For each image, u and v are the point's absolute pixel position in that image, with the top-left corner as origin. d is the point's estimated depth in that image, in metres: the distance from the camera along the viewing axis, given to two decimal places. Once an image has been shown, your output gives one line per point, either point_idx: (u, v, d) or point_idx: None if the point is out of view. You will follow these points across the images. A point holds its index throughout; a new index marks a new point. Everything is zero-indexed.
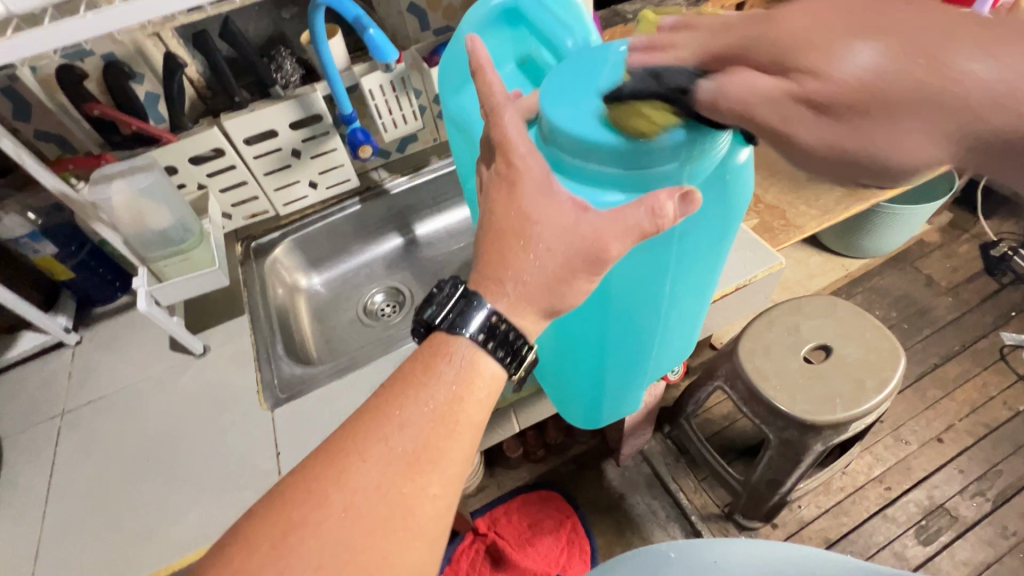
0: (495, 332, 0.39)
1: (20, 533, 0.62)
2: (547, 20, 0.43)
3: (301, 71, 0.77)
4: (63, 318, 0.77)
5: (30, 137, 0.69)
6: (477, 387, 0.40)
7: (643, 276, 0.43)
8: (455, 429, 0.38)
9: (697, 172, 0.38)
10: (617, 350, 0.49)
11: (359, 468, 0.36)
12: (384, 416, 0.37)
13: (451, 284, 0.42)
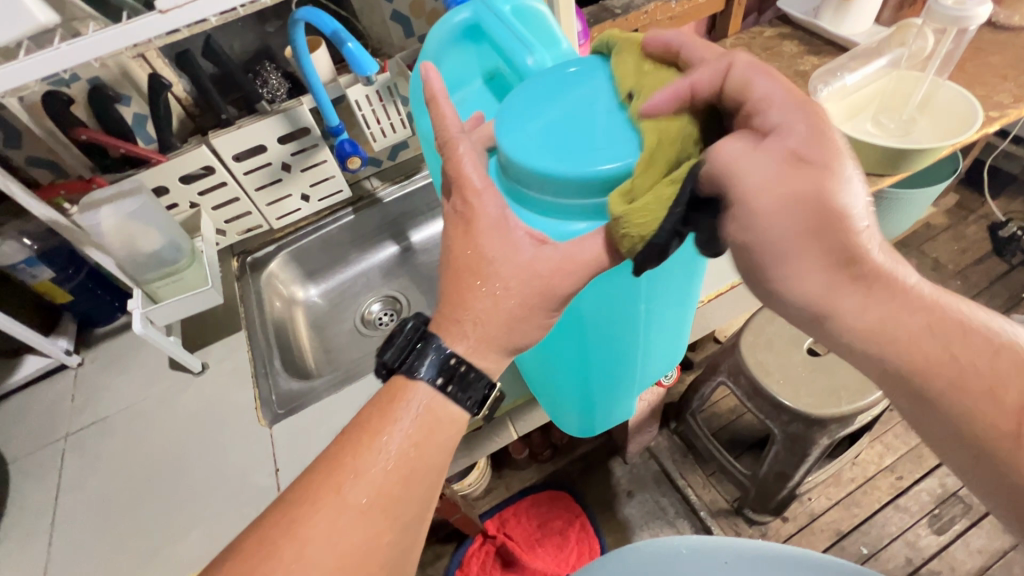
0: (455, 374, 0.39)
1: (29, 555, 0.63)
2: (506, 35, 0.42)
3: (288, 85, 0.77)
4: (65, 340, 0.78)
5: (22, 164, 0.70)
6: (438, 432, 0.39)
7: (616, 294, 0.43)
8: (412, 476, 0.38)
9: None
10: (597, 364, 0.49)
11: (312, 518, 0.36)
12: (340, 464, 0.37)
13: (409, 327, 0.40)
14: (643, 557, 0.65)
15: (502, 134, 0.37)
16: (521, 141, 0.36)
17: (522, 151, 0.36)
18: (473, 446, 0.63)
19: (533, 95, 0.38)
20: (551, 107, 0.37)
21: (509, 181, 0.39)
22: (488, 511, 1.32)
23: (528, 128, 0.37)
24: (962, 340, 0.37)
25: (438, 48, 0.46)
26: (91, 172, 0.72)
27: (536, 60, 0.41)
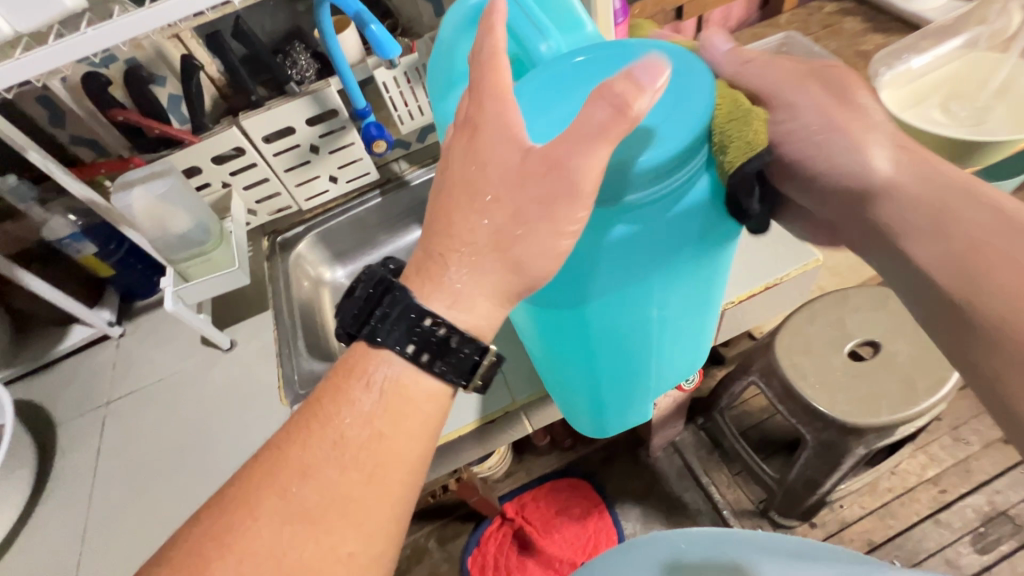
0: (428, 339, 0.37)
1: (70, 513, 0.67)
2: (521, 17, 0.38)
3: (316, 65, 0.76)
4: (107, 312, 0.82)
5: (65, 141, 0.73)
6: (405, 419, 0.38)
7: (625, 302, 0.39)
8: (375, 472, 0.37)
9: (670, 201, 0.34)
10: (607, 369, 0.45)
11: (251, 525, 0.35)
12: (288, 462, 0.37)
13: (376, 284, 0.39)
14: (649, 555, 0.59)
15: (535, 125, 0.35)
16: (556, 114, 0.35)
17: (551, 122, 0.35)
18: (489, 437, 0.64)
19: (564, 82, 0.35)
20: (587, 96, 0.34)
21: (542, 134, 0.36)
22: (508, 494, 1.34)
23: (564, 122, 0.34)
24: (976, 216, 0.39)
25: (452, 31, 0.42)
26: (130, 152, 0.74)
27: (553, 46, 0.38)
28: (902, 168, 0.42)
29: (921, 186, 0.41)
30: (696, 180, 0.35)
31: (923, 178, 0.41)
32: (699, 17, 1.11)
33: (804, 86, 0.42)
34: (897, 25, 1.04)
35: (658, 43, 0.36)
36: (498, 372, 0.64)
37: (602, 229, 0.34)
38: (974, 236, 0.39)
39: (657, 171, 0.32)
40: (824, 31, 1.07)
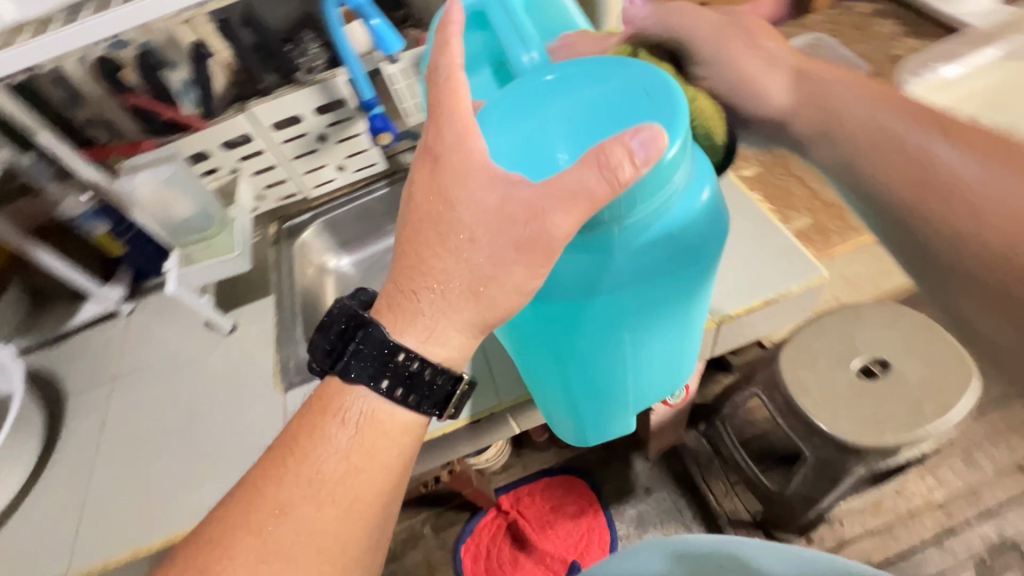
0: (401, 375, 0.38)
1: (70, 482, 0.70)
2: (506, 22, 0.38)
3: (326, 55, 0.76)
4: (117, 290, 0.85)
5: (80, 123, 0.74)
6: (380, 451, 0.39)
7: (594, 331, 0.36)
8: (350, 509, 0.39)
9: (642, 231, 0.32)
10: (581, 394, 0.43)
11: (228, 564, 0.38)
12: (264, 503, 0.39)
13: (346, 319, 0.40)
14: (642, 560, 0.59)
15: (498, 149, 0.34)
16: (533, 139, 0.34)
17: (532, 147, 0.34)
18: (476, 436, 0.64)
19: (530, 107, 0.34)
20: (554, 127, 0.34)
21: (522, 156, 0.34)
22: (504, 486, 1.34)
23: (526, 153, 0.34)
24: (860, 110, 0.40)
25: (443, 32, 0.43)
26: (141, 136, 0.76)
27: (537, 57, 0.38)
28: (794, 92, 0.42)
29: (819, 98, 0.42)
30: (668, 208, 0.33)
31: (820, 92, 0.42)
32: (725, 14, 1.07)
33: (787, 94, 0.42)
34: (935, 29, 0.99)
35: (642, 64, 0.34)
36: (487, 372, 0.64)
37: (572, 258, 0.34)
38: (865, 131, 0.39)
39: (621, 200, 0.31)
40: (856, 33, 1.02)
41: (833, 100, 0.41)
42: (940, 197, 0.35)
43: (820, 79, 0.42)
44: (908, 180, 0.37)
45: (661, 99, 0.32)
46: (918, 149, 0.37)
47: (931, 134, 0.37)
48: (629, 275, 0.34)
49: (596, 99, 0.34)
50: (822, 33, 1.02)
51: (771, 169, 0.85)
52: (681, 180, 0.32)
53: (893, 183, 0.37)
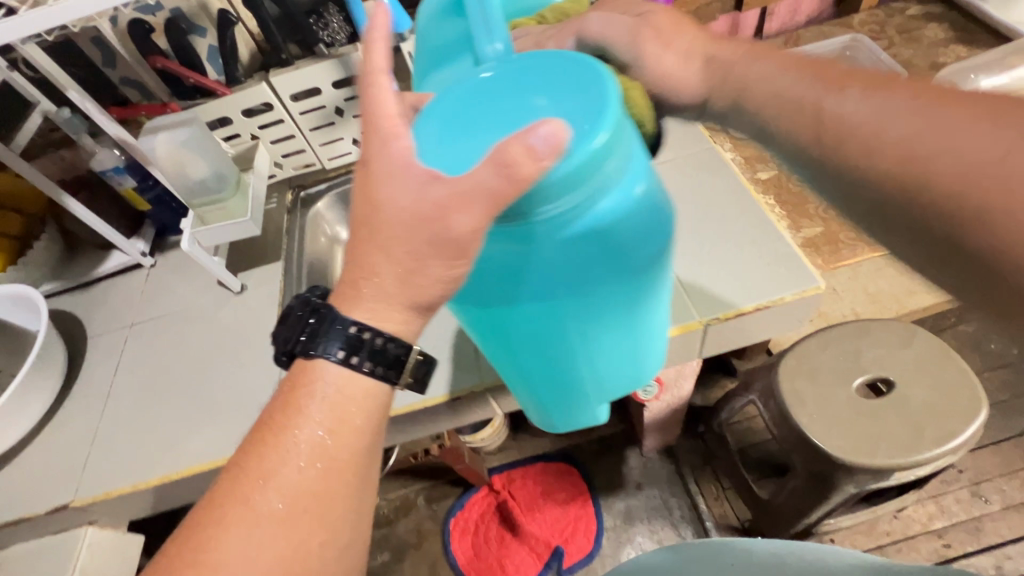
0: (359, 344, 0.39)
1: (84, 418, 0.75)
2: (478, 13, 0.38)
3: (347, 29, 0.77)
4: (142, 243, 0.90)
5: (117, 82, 0.78)
6: (353, 411, 0.40)
7: (532, 314, 0.37)
8: (332, 468, 0.39)
9: (566, 221, 0.33)
10: (531, 374, 0.44)
11: (220, 541, 0.37)
12: (248, 476, 0.38)
13: (299, 311, 0.43)
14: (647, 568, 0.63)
15: (426, 141, 0.35)
16: (462, 144, 0.34)
17: (462, 148, 0.34)
18: (456, 412, 0.66)
19: (471, 103, 0.35)
20: (486, 121, 0.34)
21: (446, 152, 0.35)
22: (498, 466, 1.37)
23: (455, 145, 0.34)
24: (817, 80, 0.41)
25: (430, 18, 0.44)
26: (167, 96, 0.78)
27: (502, 47, 0.38)
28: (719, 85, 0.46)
29: (774, 80, 0.43)
30: (594, 204, 0.33)
31: (764, 81, 0.44)
32: (763, 9, 1.02)
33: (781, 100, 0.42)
34: (987, 38, 0.93)
35: (576, 64, 0.34)
36: (472, 353, 0.65)
37: (499, 243, 0.34)
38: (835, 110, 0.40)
39: (536, 193, 0.31)
40: (900, 38, 0.97)
41: (776, 84, 0.43)
42: (865, 150, 0.38)
43: (757, 73, 0.44)
44: (810, 129, 0.41)
45: (593, 94, 0.33)
46: (831, 110, 0.40)
47: (846, 95, 0.39)
48: (556, 263, 0.34)
49: (534, 99, 0.34)
50: (862, 35, 0.97)
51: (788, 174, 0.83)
52: (609, 173, 0.32)
53: (795, 134, 0.42)
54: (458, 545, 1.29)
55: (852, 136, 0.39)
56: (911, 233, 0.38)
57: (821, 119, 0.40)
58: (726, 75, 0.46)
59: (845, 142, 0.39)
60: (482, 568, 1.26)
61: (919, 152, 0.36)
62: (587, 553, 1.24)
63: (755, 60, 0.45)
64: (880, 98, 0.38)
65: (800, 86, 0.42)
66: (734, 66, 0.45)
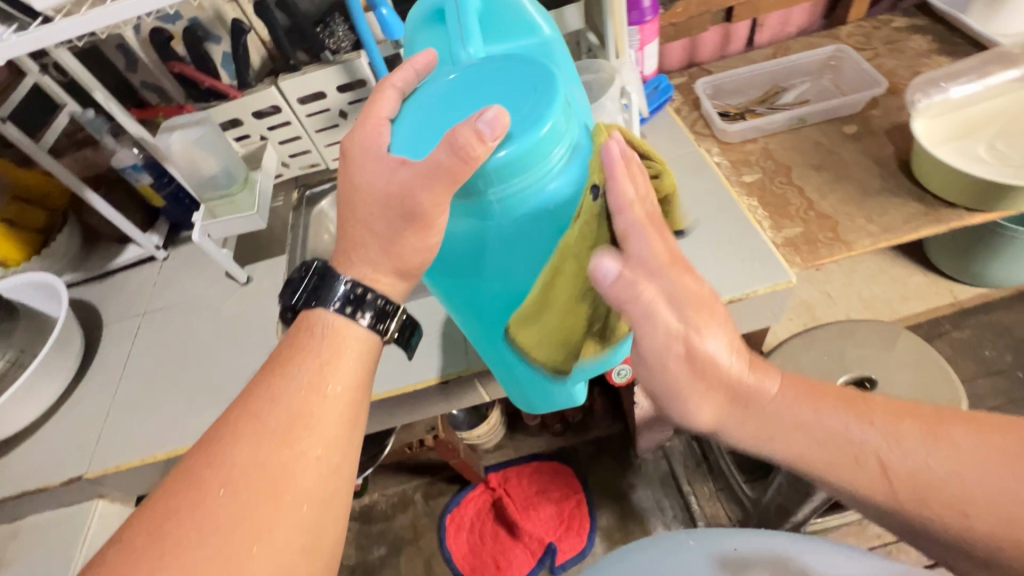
0: (356, 298, 0.42)
1: (99, 397, 0.80)
2: (455, 20, 0.43)
3: (352, 38, 0.82)
4: (156, 237, 0.95)
5: (137, 85, 0.84)
6: (347, 348, 0.43)
7: (494, 287, 0.42)
8: (328, 391, 0.41)
9: (517, 200, 0.38)
10: (503, 350, 0.48)
11: (230, 449, 0.38)
12: (255, 397, 0.40)
13: (308, 266, 0.45)
14: (651, 553, 0.70)
15: (400, 135, 0.40)
16: (427, 137, 0.39)
17: (428, 138, 0.39)
18: (446, 397, 0.70)
19: (444, 101, 0.40)
20: (453, 117, 0.39)
21: (416, 141, 0.39)
22: (495, 465, 1.40)
23: (423, 137, 0.39)
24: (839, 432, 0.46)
25: (411, 28, 0.48)
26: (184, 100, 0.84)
27: (474, 52, 0.42)
28: (731, 412, 0.47)
29: (800, 441, 0.47)
30: (541, 183, 0.38)
31: (788, 444, 0.47)
32: (753, 19, 1.05)
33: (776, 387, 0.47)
34: (969, 49, 0.96)
35: (533, 65, 0.39)
36: (460, 340, 0.68)
37: (461, 218, 0.39)
38: (878, 464, 0.45)
39: (487, 172, 0.36)
40: (885, 48, 1.00)
41: (806, 440, 0.46)
42: (911, 495, 0.45)
43: (780, 425, 0.47)
44: (833, 453, 0.46)
45: (539, 92, 0.37)
46: (867, 454, 0.46)
47: (870, 435, 0.46)
48: (512, 235, 0.39)
49: (494, 94, 0.38)
50: (848, 45, 1.00)
51: (772, 177, 0.86)
52: (553, 159, 0.38)
53: (840, 478, 0.47)
54: (453, 541, 1.31)
55: (903, 486, 0.45)
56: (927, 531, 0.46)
57: (866, 469, 0.46)
58: (741, 394, 0.47)
59: (891, 492, 0.45)
60: (476, 563, 1.28)
61: (954, 497, 0.44)
62: (578, 551, 1.26)
63: (765, 397, 0.47)
64: (886, 429, 0.46)
65: (825, 419, 0.47)
66: (749, 396, 0.47)
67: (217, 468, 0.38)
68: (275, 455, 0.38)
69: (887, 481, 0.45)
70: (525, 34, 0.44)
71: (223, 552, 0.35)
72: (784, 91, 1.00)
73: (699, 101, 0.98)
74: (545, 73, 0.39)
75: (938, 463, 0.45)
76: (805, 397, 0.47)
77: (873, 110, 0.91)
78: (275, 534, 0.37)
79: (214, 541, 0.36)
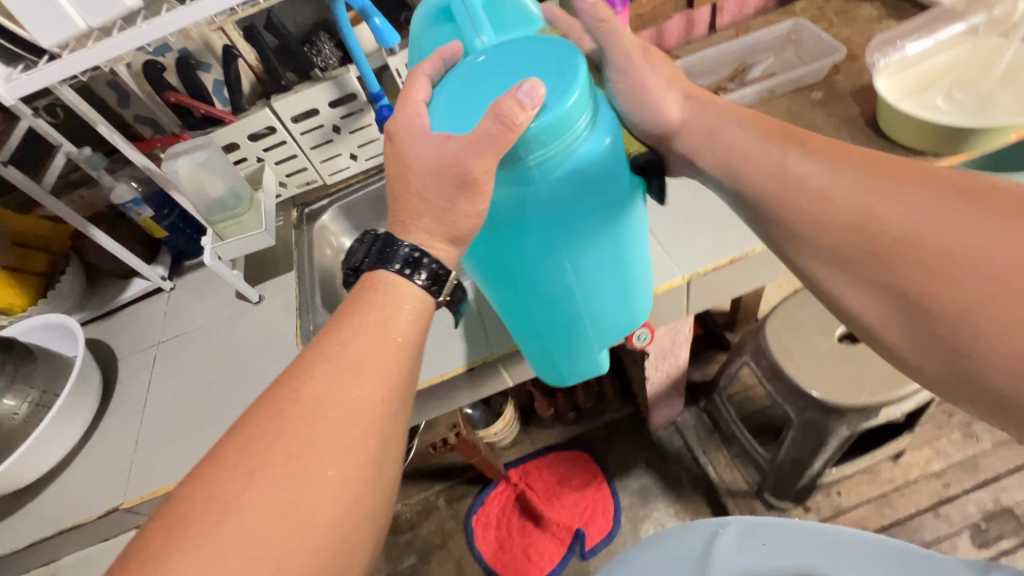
0: (413, 261, 0.44)
1: (125, 429, 0.80)
2: (463, 12, 0.45)
3: (339, 53, 0.84)
4: (161, 268, 0.95)
5: (130, 120, 0.85)
6: (406, 305, 0.45)
7: (533, 249, 0.45)
8: (390, 341, 0.43)
9: (555, 165, 0.41)
10: (538, 313, 0.51)
11: (310, 383, 0.41)
12: (327, 343, 0.43)
13: (371, 231, 0.48)
14: (675, 545, 0.68)
15: (437, 121, 0.43)
16: (464, 115, 0.42)
17: (466, 117, 0.42)
18: (473, 385, 0.73)
19: (469, 84, 0.43)
20: (483, 97, 0.42)
21: (455, 119, 0.42)
22: (514, 461, 1.42)
23: (460, 119, 0.42)
24: (776, 144, 0.47)
25: (419, 26, 0.51)
26: (179, 129, 0.86)
27: (488, 41, 0.45)
28: (688, 117, 0.52)
29: (732, 151, 0.49)
30: (574, 149, 0.41)
31: (723, 156, 0.50)
32: (713, 4, 1.11)
33: (743, 125, 0.50)
34: (916, 11, 1.02)
35: (557, 43, 0.43)
36: (481, 327, 0.71)
37: (502, 188, 0.42)
38: (806, 174, 0.45)
39: (526, 139, 0.39)
40: (838, 19, 1.06)
41: (732, 150, 0.49)
42: (839, 213, 0.43)
43: (728, 139, 0.50)
44: (775, 186, 0.46)
45: (566, 64, 0.41)
46: (784, 164, 0.46)
47: (791, 148, 0.47)
48: (549, 200, 0.42)
49: (521, 72, 0.42)
50: (804, 19, 1.06)
51: None
52: (581, 128, 0.41)
53: (757, 186, 0.47)
54: (482, 540, 1.32)
55: (828, 199, 0.43)
56: (857, 284, 0.42)
57: (793, 184, 0.45)
58: (701, 128, 0.51)
59: (807, 199, 0.44)
60: (506, 558, 1.29)
61: (868, 213, 0.41)
62: (606, 533, 1.28)
63: (713, 120, 0.51)
64: (830, 160, 0.45)
65: (759, 138, 0.48)
66: (704, 125, 0.51)
67: (295, 402, 0.40)
68: (344, 392, 0.41)
69: (814, 195, 0.44)
70: (525, 25, 0.48)
71: (301, 476, 0.37)
72: (751, 67, 1.05)
73: None
74: (567, 50, 0.42)
75: (894, 189, 0.41)
76: (758, 121, 0.50)
77: (836, 76, 0.97)
78: (348, 464, 0.39)
79: (282, 476, 0.37)
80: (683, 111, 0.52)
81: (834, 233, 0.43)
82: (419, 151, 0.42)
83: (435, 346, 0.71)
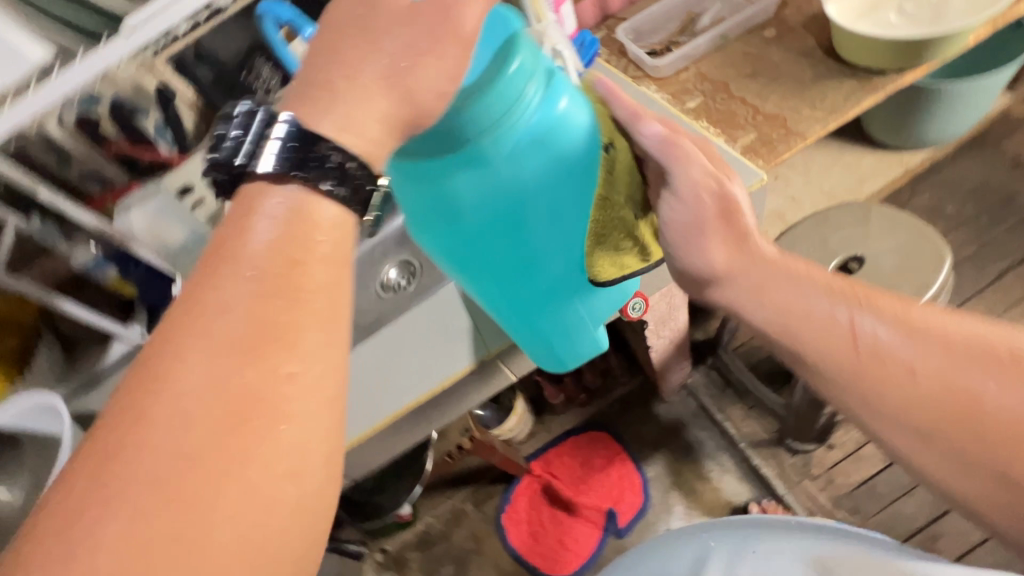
0: (326, 163, 0.36)
1: None
2: None
3: (278, 74, 0.80)
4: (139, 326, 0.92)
5: (76, 179, 0.80)
6: (314, 237, 0.37)
7: (501, 225, 0.47)
8: (297, 291, 0.35)
9: (505, 139, 0.44)
10: (522, 291, 0.53)
11: (180, 369, 0.33)
12: (199, 307, 0.34)
13: (267, 111, 0.38)
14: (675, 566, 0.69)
15: None
16: None
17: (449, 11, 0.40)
18: (476, 386, 0.73)
19: None
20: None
21: None
22: (533, 453, 1.40)
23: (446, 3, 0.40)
24: (849, 319, 0.53)
25: None
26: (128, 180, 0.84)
27: None
28: (734, 261, 0.55)
29: (795, 316, 0.54)
30: (523, 119, 0.44)
31: (786, 323, 0.54)
32: None
33: (802, 282, 0.54)
34: None
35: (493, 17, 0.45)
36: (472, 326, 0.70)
37: (461, 174, 0.44)
38: (894, 354, 0.51)
39: (477, 117, 0.42)
40: None
41: (799, 315, 0.54)
42: (935, 397, 0.49)
43: (788, 297, 0.54)
44: (850, 351, 0.52)
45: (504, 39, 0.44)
46: (861, 335, 0.52)
47: (864, 314, 0.52)
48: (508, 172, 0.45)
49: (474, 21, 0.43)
50: None
51: (712, 97, 0.88)
52: (529, 95, 0.43)
53: (837, 362, 0.52)
54: (514, 535, 1.32)
55: (909, 373, 0.50)
56: (959, 465, 0.48)
57: (877, 359, 0.51)
58: (752, 279, 0.55)
59: (890, 380, 0.51)
60: (544, 550, 1.29)
61: (972, 399, 0.48)
62: (638, 508, 1.28)
63: (772, 283, 0.54)
64: (907, 332, 0.51)
65: (825, 305, 0.53)
66: (759, 274, 0.55)
67: (167, 393, 0.32)
68: (243, 373, 0.33)
69: (901, 373, 0.50)
70: None
71: (186, 489, 0.31)
72: (699, 16, 1.03)
73: (624, 47, 0.99)
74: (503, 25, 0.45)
75: (978, 370, 0.48)
76: (818, 281, 0.55)
77: (785, 10, 0.94)
78: (271, 462, 0.33)
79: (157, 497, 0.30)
80: (734, 261, 0.55)
81: (931, 414, 0.49)
82: (351, 128, 0.37)
83: (426, 353, 0.68)
